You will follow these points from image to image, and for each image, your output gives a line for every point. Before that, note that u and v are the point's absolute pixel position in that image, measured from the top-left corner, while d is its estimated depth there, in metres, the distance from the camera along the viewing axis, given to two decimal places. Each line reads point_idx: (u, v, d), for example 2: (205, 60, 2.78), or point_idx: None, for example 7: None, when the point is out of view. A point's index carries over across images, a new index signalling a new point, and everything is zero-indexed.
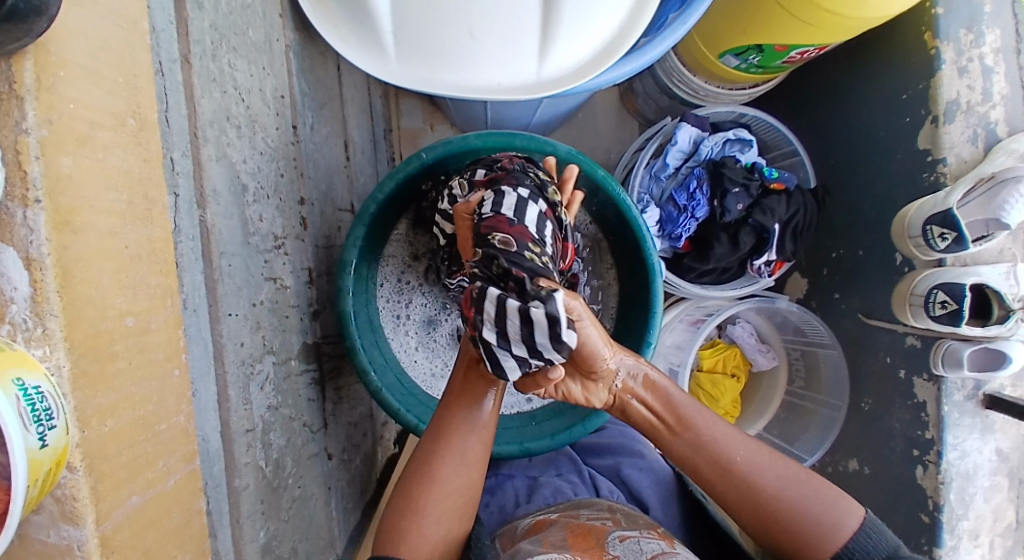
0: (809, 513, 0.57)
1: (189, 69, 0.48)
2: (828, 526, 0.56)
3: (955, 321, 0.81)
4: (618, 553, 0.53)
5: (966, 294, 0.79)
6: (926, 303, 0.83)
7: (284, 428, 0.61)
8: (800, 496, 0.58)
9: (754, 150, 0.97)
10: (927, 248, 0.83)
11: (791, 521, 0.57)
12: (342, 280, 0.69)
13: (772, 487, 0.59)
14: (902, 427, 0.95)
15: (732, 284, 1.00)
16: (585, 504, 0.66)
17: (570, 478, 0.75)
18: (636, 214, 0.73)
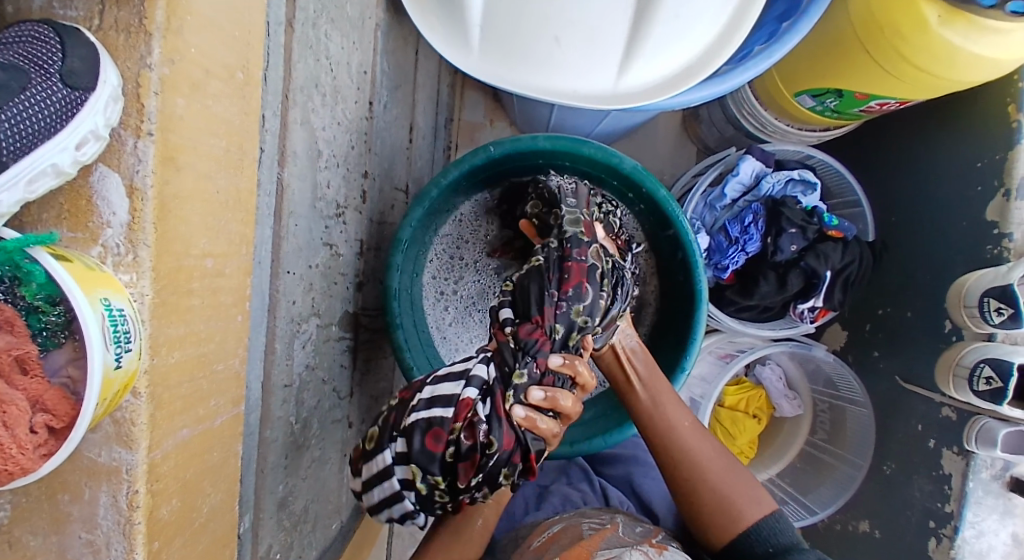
0: (736, 494, 0.67)
1: (292, 33, 0.50)
2: (743, 507, 0.66)
3: (996, 400, 0.78)
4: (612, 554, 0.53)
5: (1013, 374, 0.76)
6: (970, 376, 0.81)
7: (316, 391, 0.63)
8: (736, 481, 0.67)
9: (817, 194, 0.95)
10: (980, 321, 0.80)
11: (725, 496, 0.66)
12: (393, 258, 0.70)
13: (705, 465, 0.68)
14: (922, 497, 0.92)
15: (770, 324, 0.99)
16: (589, 513, 0.65)
17: (581, 487, 0.75)
18: (692, 240, 0.72)
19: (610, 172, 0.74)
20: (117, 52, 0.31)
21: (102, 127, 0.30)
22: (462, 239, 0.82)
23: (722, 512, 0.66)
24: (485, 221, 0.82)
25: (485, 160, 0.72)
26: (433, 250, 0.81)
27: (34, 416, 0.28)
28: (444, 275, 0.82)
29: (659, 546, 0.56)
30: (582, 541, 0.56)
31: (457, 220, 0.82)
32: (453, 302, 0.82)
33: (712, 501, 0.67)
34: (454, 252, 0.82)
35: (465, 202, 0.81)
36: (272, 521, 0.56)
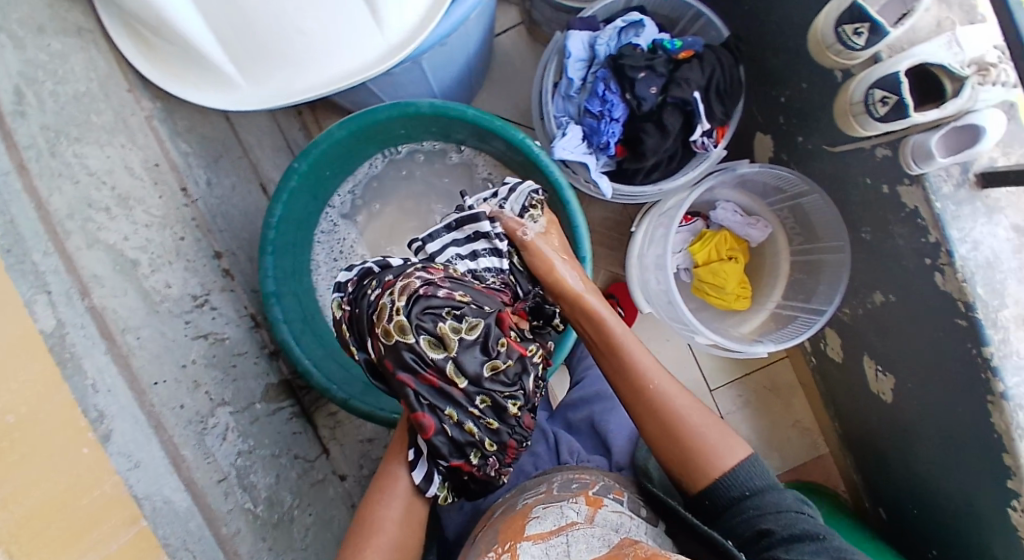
0: (717, 446, 0.63)
1: (27, 174, 0.50)
2: (726, 457, 0.62)
3: (902, 113, 0.71)
4: (541, 515, 0.56)
5: (903, 82, 0.70)
6: (867, 107, 0.74)
7: (268, 468, 0.63)
8: (712, 435, 0.64)
9: (651, 28, 0.90)
10: (846, 52, 0.75)
11: (695, 446, 0.63)
12: (271, 313, 0.63)
13: (681, 418, 0.64)
14: (906, 242, 0.88)
15: (686, 171, 0.96)
16: (530, 485, 0.66)
17: (536, 449, 0.79)
18: (523, 136, 0.65)
19: (424, 121, 0.68)
20: None
21: None
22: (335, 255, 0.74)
23: (692, 466, 0.63)
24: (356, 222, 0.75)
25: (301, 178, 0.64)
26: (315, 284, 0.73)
27: None
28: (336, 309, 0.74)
29: (594, 505, 0.57)
30: (520, 514, 0.58)
31: (323, 243, 0.73)
32: None
33: (689, 449, 0.63)
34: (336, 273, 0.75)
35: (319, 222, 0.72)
36: None
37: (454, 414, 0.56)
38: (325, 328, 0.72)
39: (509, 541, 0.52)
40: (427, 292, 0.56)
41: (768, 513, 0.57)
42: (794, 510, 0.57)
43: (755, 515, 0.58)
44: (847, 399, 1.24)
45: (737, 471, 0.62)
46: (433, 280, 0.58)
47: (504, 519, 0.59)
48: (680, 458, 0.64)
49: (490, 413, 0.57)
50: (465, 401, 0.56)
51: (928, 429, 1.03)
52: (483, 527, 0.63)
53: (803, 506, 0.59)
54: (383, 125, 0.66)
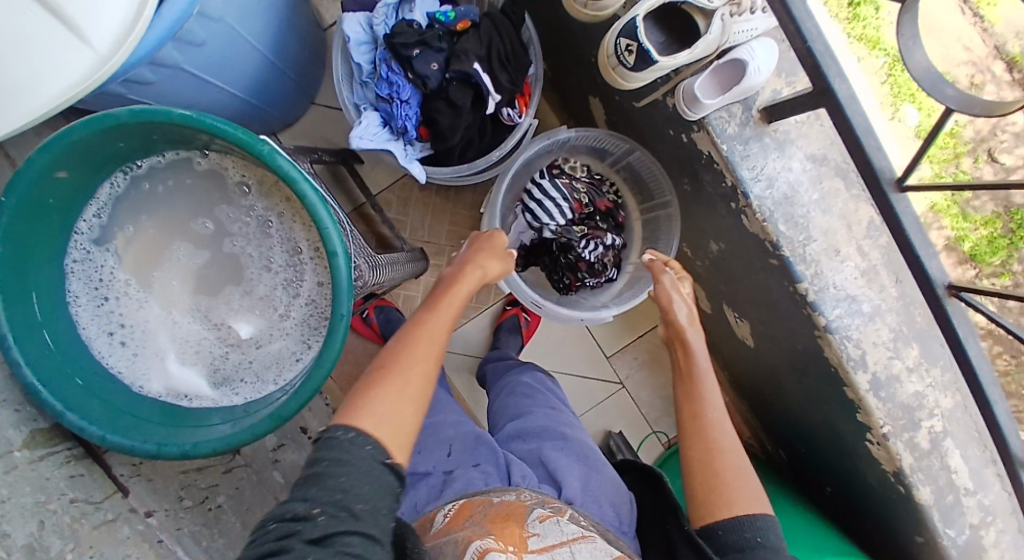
0: (751, 486, 0.68)
1: None
2: (756, 499, 0.67)
3: (648, 60, 0.70)
4: (541, 532, 0.59)
5: (638, 29, 0.69)
6: (617, 56, 0.73)
7: (29, 513, 0.59)
8: (747, 480, 0.69)
9: (426, 1, 0.88)
10: (589, 4, 0.72)
11: (726, 475, 0.69)
12: (9, 354, 0.58)
13: (727, 448, 0.72)
14: (714, 188, 0.87)
15: (497, 144, 0.94)
16: (496, 491, 0.67)
17: (486, 469, 0.73)
18: (241, 132, 0.59)
19: (145, 130, 0.61)
20: None
21: None
22: (93, 284, 0.69)
23: (717, 494, 0.67)
24: (107, 247, 0.70)
25: (16, 213, 0.58)
26: (72, 317, 0.68)
27: None
28: (100, 341, 0.69)
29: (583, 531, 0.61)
30: (510, 519, 0.60)
31: (75, 274, 0.69)
32: (127, 357, 0.70)
33: (722, 473, 0.69)
34: (96, 301, 0.70)
35: (65, 254, 0.68)
36: None
37: (597, 204, 1.03)
38: (91, 367, 0.67)
39: (512, 545, 0.56)
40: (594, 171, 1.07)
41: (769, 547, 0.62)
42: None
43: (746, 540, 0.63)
44: (726, 348, 1.24)
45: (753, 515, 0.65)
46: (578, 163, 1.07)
47: (487, 515, 0.62)
48: (707, 487, 0.68)
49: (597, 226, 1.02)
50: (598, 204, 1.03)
51: (791, 370, 1.01)
52: (440, 525, 0.64)
53: None
54: (95, 143, 0.60)
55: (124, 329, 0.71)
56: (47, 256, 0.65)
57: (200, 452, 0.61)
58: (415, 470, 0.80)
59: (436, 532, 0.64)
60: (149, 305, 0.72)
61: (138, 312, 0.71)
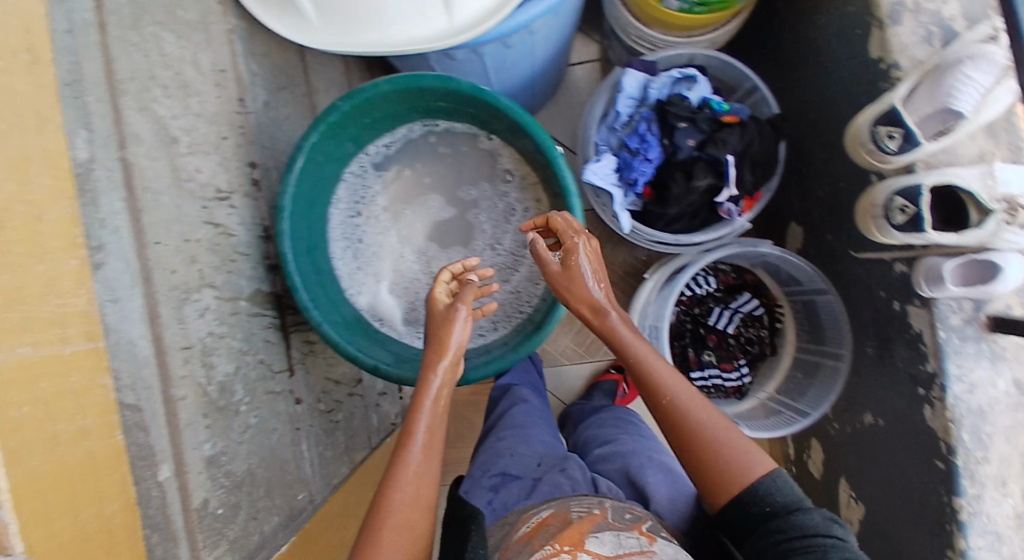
0: (741, 464, 0.64)
1: (103, 32, 0.56)
2: (744, 463, 0.64)
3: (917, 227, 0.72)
4: (599, 536, 0.65)
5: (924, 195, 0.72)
6: (887, 210, 0.75)
7: (232, 357, 0.69)
8: (731, 434, 0.66)
9: (703, 85, 0.92)
10: (878, 153, 0.76)
11: (713, 460, 0.65)
12: (279, 225, 0.68)
13: (702, 424, 0.66)
14: (904, 364, 0.87)
15: (706, 230, 0.96)
16: (577, 500, 0.75)
17: (573, 474, 0.87)
18: (547, 138, 0.72)
19: (467, 101, 0.73)
20: None
21: None
22: (354, 197, 0.81)
23: (722, 480, 0.64)
24: (379, 175, 0.81)
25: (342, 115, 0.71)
26: (329, 213, 0.79)
27: None
28: (337, 243, 0.80)
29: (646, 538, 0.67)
30: (575, 527, 0.67)
31: (347, 184, 0.80)
32: (350, 265, 0.80)
33: (714, 461, 0.65)
34: (349, 210, 0.81)
35: (349, 165, 0.79)
36: (202, 475, 0.63)
37: (744, 328, 1.09)
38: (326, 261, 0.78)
39: (568, 545, 0.63)
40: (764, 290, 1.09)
41: (792, 540, 0.58)
42: (823, 532, 0.59)
43: (777, 543, 0.59)
44: None
45: (754, 483, 0.63)
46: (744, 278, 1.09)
47: (558, 522, 0.68)
48: (701, 472, 0.66)
49: (738, 348, 1.08)
50: (749, 325, 1.09)
51: None
52: (526, 527, 0.71)
53: (834, 524, 0.60)
54: (426, 93, 0.72)
55: (359, 242, 0.81)
56: (337, 158, 0.76)
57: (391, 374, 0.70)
58: (504, 472, 0.91)
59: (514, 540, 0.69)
60: (388, 233, 0.82)
61: (376, 235, 0.82)
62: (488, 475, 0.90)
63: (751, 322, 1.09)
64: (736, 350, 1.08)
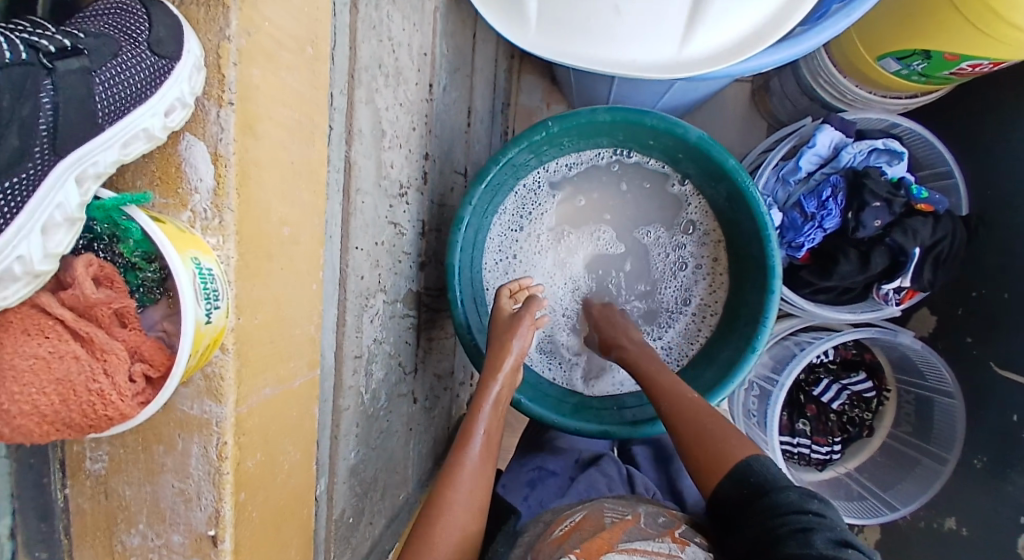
0: (716, 439, 0.57)
1: (355, 14, 0.52)
2: (725, 447, 0.56)
3: None
4: (632, 544, 0.47)
5: None
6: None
7: (384, 364, 0.65)
8: (713, 424, 0.59)
9: (904, 164, 0.87)
10: None
11: (707, 443, 0.57)
12: (455, 235, 0.68)
13: (687, 416, 0.60)
14: (1018, 493, 0.86)
15: (852, 306, 0.93)
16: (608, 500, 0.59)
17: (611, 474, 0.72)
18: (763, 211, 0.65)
19: (676, 145, 0.69)
20: (200, 23, 0.34)
21: (188, 95, 0.35)
22: (522, 209, 0.77)
23: (709, 469, 0.56)
24: (553, 191, 0.77)
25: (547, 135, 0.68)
26: (496, 221, 0.76)
27: (132, 366, 0.33)
28: (494, 253, 0.77)
29: (681, 541, 0.49)
30: (602, 533, 0.49)
31: (519, 194, 0.76)
32: (500, 277, 0.77)
33: (702, 455, 0.57)
34: (514, 221, 0.77)
35: (527, 175, 0.75)
36: (346, 486, 0.60)
37: (849, 410, 1.05)
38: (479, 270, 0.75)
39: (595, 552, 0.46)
40: (880, 378, 1.05)
41: (777, 522, 0.47)
42: (796, 509, 0.47)
43: (764, 524, 0.48)
44: None
45: (740, 466, 0.54)
46: (868, 361, 1.05)
47: (587, 524, 0.51)
48: (696, 464, 0.58)
49: (836, 425, 1.05)
50: (855, 408, 1.05)
51: None
52: (559, 531, 0.52)
53: (811, 501, 0.48)
54: (638, 130, 0.68)
55: (514, 256, 0.77)
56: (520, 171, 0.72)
57: (529, 409, 0.71)
58: (539, 465, 0.77)
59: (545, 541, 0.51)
60: (548, 255, 0.78)
61: (533, 252, 0.78)
62: (524, 468, 0.76)
63: (858, 402, 1.05)
64: (834, 429, 1.05)
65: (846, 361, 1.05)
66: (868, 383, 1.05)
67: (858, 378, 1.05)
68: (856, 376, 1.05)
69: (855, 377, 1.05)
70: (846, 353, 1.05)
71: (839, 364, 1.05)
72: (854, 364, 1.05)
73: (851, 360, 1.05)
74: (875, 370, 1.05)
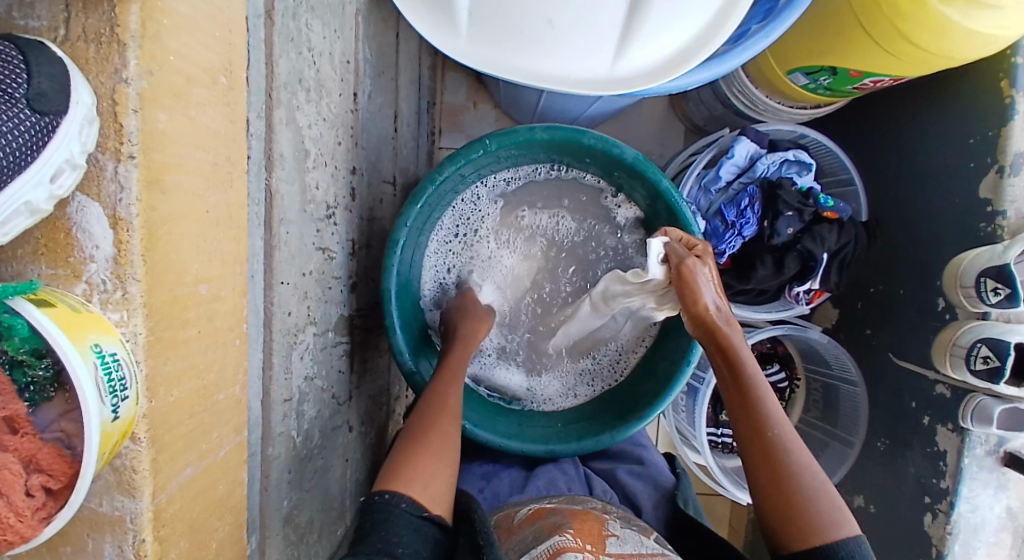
0: (825, 511, 0.55)
1: (272, 26, 0.47)
2: (832, 522, 0.54)
3: (994, 379, 0.79)
4: (619, 535, 0.51)
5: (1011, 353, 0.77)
6: (968, 356, 0.82)
7: (317, 401, 0.61)
8: (823, 494, 0.56)
9: (812, 174, 0.93)
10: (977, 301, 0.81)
11: (801, 508, 0.55)
12: (389, 259, 0.65)
13: (801, 471, 0.56)
14: (915, 472, 0.94)
15: (766, 306, 0.98)
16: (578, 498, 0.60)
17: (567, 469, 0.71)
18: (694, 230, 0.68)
19: (610, 164, 0.70)
20: (88, 65, 0.28)
21: (78, 154, 0.27)
22: (457, 226, 0.75)
23: (796, 528, 0.55)
24: (490, 207, 0.75)
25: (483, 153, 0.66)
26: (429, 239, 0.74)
27: (29, 480, 0.29)
28: (430, 271, 0.75)
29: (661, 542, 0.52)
30: (595, 523, 0.52)
31: (456, 209, 0.74)
32: (435, 295, 0.76)
33: (803, 517, 0.55)
34: (449, 238, 0.75)
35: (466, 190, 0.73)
36: (280, 536, 0.56)
37: None
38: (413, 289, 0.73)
39: (590, 543, 0.48)
40: (791, 368, 1.15)
41: None
42: None
43: None
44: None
45: (837, 543, 0.54)
46: (780, 354, 1.14)
47: (568, 511, 0.55)
48: (783, 514, 0.56)
49: None
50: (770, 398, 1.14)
51: None
52: (526, 515, 0.57)
53: None
54: (574, 149, 0.68)
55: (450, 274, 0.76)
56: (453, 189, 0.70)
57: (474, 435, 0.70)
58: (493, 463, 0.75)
59: (513, 528, 0.56)
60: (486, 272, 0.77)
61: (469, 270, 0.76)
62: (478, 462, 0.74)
63: (773, 392, 1.15)
64: None
65: (762, 355, 1.13)
66: (780, 373, 1.14)
67: (772, 370, 1.14)
68: (771, 368, 1.14)
69: (770, 369, 1.14)
70: (763, 348, 1.13)
71: (756, 358, 1.13)
72: (769, 357, 1.14)
73: (766, 353, 1.14)
74: (786, 362, 1.15)
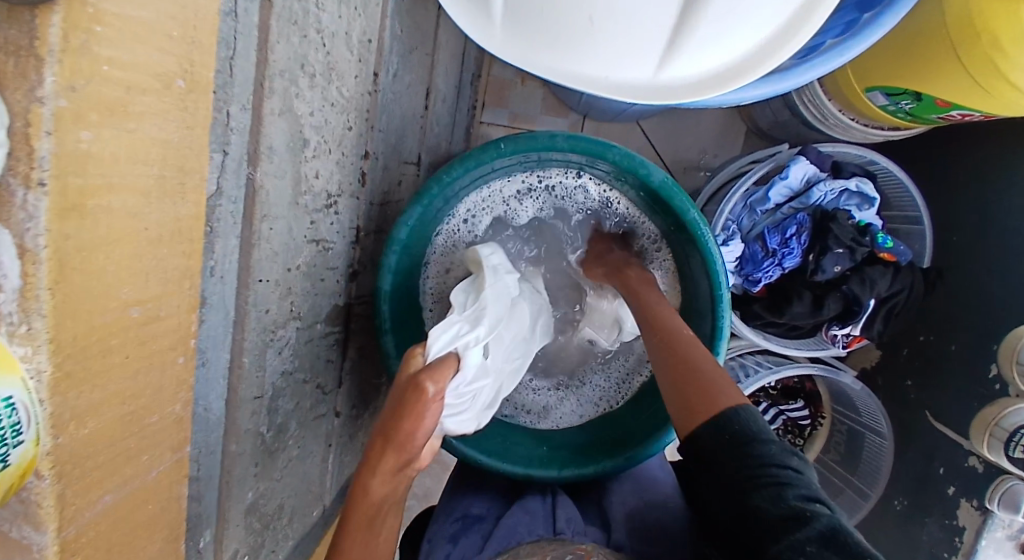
0: (717, 387, 0.57)
1: (269, 9, 0.43)
2: (722, 396, 0.56)
3: None
4: None
5: None
6: (1007, 441, 0.75)
7: (294, 394, 0.60)
8: (717, 375, 0.58)
9: (874, 210, 0.84)
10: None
11: (699, 393, 0.57)
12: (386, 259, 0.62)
13: (697, 358, 0.60)
14: (928, 542, 0.88)
15: (796, 342, 0.90)
16: None
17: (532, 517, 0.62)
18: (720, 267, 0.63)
19: (638, 180, 0.65)
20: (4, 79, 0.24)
21: None
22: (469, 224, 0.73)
23: (694, 411, 0.57)
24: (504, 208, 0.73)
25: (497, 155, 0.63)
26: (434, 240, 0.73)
27: None
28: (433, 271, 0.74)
29: None
30: None
31: (467, 206, 0.72)
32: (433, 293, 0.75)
33: (698, 398, 0.57)
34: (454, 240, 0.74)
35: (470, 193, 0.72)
36: (240, 526, 0.56)
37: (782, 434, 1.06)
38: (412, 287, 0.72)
39: None
40: (816, 406, 1.06)
41: (757, 471, 0.51)
42: (777, 466, 0.51)
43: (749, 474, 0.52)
44: None
45: (725, 409, 0.55)
46: (806, 392, 1.07)
47: None
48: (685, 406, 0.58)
49: None
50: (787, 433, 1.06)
51: None
52: None
53: (789, 460, 0.52)
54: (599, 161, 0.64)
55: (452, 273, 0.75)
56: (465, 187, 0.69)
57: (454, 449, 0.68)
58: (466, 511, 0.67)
59: None
60: None
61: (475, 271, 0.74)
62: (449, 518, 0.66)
63: (792, 428, 1.06)
64: None
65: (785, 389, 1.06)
66: (803, 410, 1.06)
67: (794, 406, 1.06)
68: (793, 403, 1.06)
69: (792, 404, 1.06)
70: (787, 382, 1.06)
71: (779, 391, 1.06)
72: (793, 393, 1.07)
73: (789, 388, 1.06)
74: (811, 399, 1.07)
